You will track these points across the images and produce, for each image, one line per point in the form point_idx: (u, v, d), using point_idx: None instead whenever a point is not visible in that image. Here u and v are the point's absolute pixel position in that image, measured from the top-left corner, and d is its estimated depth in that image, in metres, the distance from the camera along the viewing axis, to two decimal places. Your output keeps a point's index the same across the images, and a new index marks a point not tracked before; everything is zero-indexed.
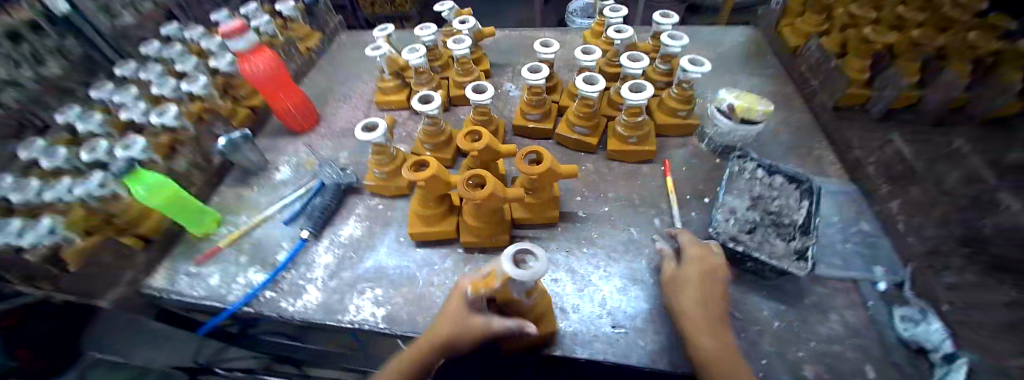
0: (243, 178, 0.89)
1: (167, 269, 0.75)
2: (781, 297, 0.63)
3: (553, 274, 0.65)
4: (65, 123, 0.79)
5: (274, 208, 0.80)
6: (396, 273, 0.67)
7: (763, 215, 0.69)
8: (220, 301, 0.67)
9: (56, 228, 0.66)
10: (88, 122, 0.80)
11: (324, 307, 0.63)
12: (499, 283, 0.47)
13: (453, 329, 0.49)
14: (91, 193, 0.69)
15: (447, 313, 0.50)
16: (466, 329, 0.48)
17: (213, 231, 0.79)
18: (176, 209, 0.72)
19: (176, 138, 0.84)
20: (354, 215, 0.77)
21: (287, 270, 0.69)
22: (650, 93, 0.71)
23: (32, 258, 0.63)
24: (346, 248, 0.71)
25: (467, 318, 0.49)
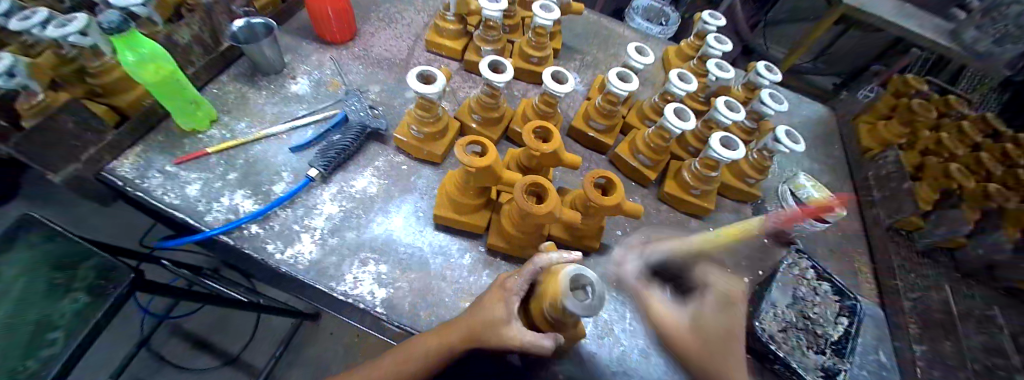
0: (252, 75, 0.75)
1: (139, 157, 0.63)
2: None
3: None
4: None
5: (281, 126, 0.67)
6: (405, 252, 0.58)
7: (799, 315, 0.65)
8: (194, 218, 0.57)
9: (16, 71, 0.52)
10: None
11: (315, 267, 0.54)
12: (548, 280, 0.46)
13: (479, 337, 0.45)
14: (67, 40, 0.55)
15: (482, 307, 0.47)
16: (492, 339, 0.45)
17: (204, 130, 0.67)
18: (167, 94, 0.60)
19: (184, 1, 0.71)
20: (372, 166, 0.65)
21: (283, 207, 0.59)
22: (741, 154, 0.64)
23: None
24: (356, 203, 0.61)
25: (498, 331, 0.45)
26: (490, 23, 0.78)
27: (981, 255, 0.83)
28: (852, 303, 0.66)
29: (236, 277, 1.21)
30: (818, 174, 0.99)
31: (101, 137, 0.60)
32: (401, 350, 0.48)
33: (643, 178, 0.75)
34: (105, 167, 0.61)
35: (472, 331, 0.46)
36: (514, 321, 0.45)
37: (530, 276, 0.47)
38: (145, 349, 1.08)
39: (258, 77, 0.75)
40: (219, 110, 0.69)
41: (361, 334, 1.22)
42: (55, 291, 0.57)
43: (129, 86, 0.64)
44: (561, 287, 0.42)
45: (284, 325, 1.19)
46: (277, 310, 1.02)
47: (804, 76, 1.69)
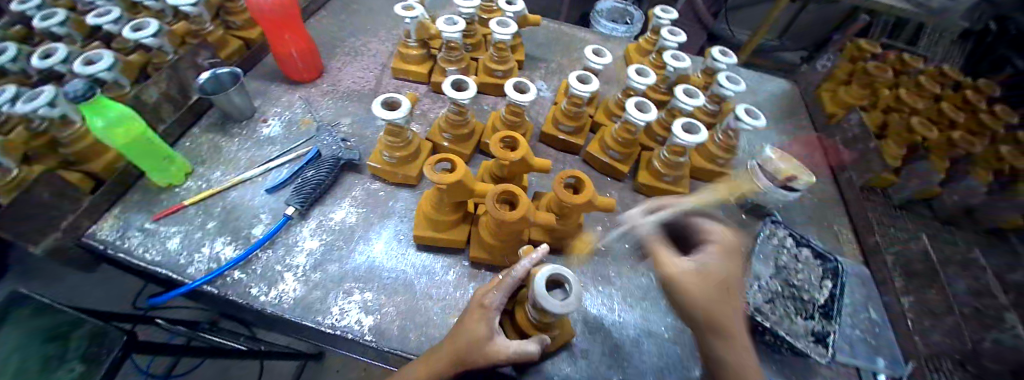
0: (223, 124, 0.76)
1: (116, 218, 0.64)
2: (789, 373, 0.62)
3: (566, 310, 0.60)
4: (41, 29, 0.72)
5: (254, 170, 0.68)
6: (390, 277, 0.59)
7: (784, 282, 0.66)
8: (177, 272, 0.57)
9: None
10: (48, 21, 0.72)
11: (301, 304, 0.55)
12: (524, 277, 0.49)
13: (467, 353, 0.45)
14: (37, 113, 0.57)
15: (466, 322, 0.48)
16: (481, 353, 0.45)
17: (180, 183, 0.68)
18: (137, 152, 0.60)
19: (148, 59, 0.74)
20: (349, 197, 0.66)
21: (263, 248, 0.60)
22: (703, 138, 0.66)
23: None
24: (336, 235, 0.62)
25: (486, 343, 0.46)
26: (452, 44, 0.81)
27: (957, 200, 0.87)
28: (833, 265, 0.68)
29: (235, 327, 1.20)
30: (789, 147, 1.02)
31: (76, 204, 0.60)
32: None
33: (618, 173, 0.77)
34: (85, 233, 0.61)
35: (459, 346, 0.46)
36: (496, 334, 0.47)
37: (511, 286, 0.49)
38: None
39: (229, 125, 0.76)
40: (194, 162, 0.70)
41: (368, 366, 1.21)
42: (49, 363, 0.60)
43: (99, 151, 0.64)
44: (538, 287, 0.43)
45: (291, 369, 1.18)
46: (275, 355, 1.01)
47: (770, 55, 1.74)
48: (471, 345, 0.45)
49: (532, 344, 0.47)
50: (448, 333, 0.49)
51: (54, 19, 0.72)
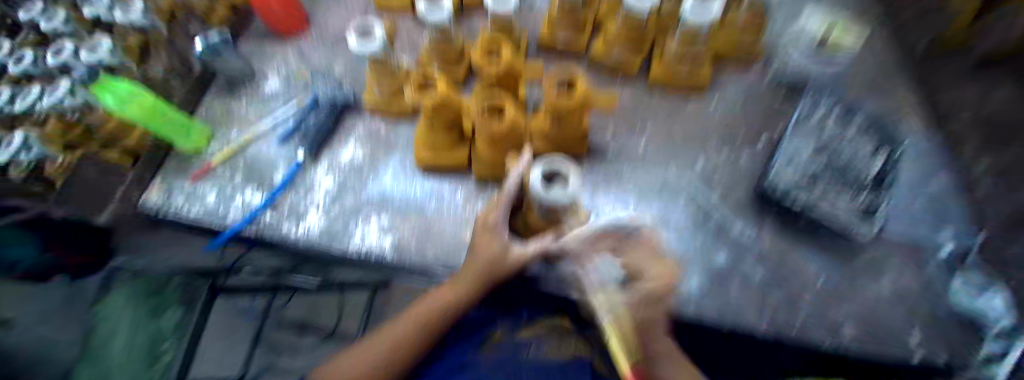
0: (228, 88, 0.77)
1: (162, 185, 0.69)
2: (833, 254, 0.57)
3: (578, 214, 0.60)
4: (52, 31, 0.78)
5: (265, 125, 0.71)
6: (401, 202, 0.61)
7: (829, 161, 0.55)
8: (218, 221, 0.63)
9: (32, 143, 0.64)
10: (53, 22, 0.77)
11: (328, 234, 0.59)
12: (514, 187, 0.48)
13: (488, 267, 0.47)
14: None
15: (481, 242, 0.49)
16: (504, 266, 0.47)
17: (205, 150, 0.72)
18: (157, 123, 0.65)
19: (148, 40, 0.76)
20: (353, 136, 0.67)
21: (286, 191, 0.63)
22: (718, 7, 0.59)
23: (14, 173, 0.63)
24: (347, 172, 0.64)
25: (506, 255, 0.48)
26: None
27: None
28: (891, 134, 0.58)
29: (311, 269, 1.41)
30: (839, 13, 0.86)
31: (125, 178, 0.68)
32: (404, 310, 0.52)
33: (627, 69, 0.71)
34: (138, 202, 0.67)
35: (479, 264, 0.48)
36: (511, 244, 0.49)
37: (511, 200, 0.49)
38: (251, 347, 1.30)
39: (233, 89, 0.77)
40: (212, 127, 0.74)
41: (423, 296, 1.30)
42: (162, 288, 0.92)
43: (126, 129, 0.68)
44: (533, 181, 0.41)
45: None
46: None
47: None
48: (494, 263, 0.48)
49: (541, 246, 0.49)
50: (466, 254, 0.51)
51: (58, 20, 0.77)
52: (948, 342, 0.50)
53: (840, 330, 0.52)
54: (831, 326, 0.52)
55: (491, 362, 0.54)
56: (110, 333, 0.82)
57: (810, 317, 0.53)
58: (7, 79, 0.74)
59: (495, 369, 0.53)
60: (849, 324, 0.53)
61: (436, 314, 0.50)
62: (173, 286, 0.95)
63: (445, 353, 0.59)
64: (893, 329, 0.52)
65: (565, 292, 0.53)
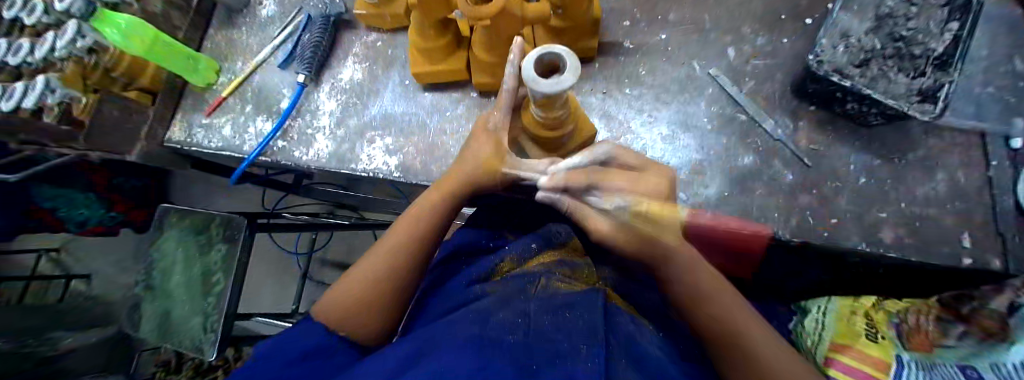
0: (228, 19, 0.76)
1: (182, 122, 0.72)
2: (881, 150, 0.52)
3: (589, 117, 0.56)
4: None
5: (265, 51, 0.69)
6: (404, 120, 0.59)
7: (892, 47, 0.49)
8: (238, 152, 0.66)
9: (52, 85, 0.62)
10: None
11: (337, 156, 0.60)
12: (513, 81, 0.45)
13: (482, 176, 0.48)
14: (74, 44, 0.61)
15: (474, 149, 0.49)
16: (496, 173, 0.48)
17: (214, 82, 0.73)
18: (162, 57, 0.65)
19: None
20: (351, 55, 0.65)
21: (293, 117, 0.63)
22: None
23: (49, 119, 0.64)
24: (349, 93, 0.62)
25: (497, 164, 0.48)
26: None
27: None
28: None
29: (349, 212, 1.60)
30: None
31: (145, 116, 0.69)
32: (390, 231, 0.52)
33: None
34: (162, 139, 0.72)
35: (471, 169, 0.49)
36: (507, 154, 0.49)
37: (511, 101, 0.47)
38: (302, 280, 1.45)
39: (234, 19, 0.76)
40: (218, 59, 0.74)
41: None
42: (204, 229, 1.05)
43: (140, 67, 0.70)
44: (527, 72, 0.37)
45: None
46: (370, 194, 1.37)
47: None
48: (486, 167, 0.48)
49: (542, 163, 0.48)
50: (455, 163, 0.51)
51: None
52: (1002, 242, 0.47)
53: (878, 231, 0.49)
54: (868, 228, 0.49)
55: (499, 292, 0.50)
56: (170, 269, 1.07)
57: (847, 218, 0.50)
58: (23, 33, 0.74)
59: (502, 296, 0.49)
60: (889, 224, 0.49)
61: (421, 229, 0.51)
62: (218, 224, 1.04)
63: (449, 284, 0.56)
64: (944, 228, 0.49)
65: None
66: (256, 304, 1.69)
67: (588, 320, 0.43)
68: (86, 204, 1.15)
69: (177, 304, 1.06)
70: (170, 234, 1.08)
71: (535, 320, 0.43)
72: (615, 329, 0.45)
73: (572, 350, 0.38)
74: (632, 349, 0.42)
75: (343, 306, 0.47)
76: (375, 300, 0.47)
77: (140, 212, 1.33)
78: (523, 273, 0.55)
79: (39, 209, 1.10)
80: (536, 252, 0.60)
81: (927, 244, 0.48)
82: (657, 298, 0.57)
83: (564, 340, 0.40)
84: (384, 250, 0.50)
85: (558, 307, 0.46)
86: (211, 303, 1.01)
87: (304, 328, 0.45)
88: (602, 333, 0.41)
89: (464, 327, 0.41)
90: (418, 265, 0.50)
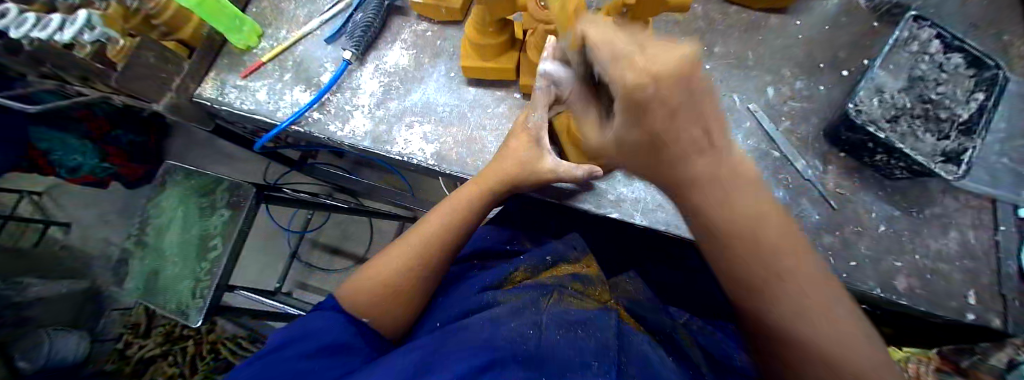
0: None
1: (215, 80, 0.72)
2: (900, 202, 0.54)
3: None
4: None
5: (312, 23, 0.70)
6: (445, 111, 0.60)
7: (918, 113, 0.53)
8: (270, 117, 0.65)
9: (94, 21, 0.61)
10: None
11: (372, 136, 0.60)
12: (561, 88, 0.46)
13: (523, 176, 0.49)
14: None
15: (512, 150, 0.50)
16: (532, 173, 0.49)
17: (255, 46, 0.72)
18: (204, 8, 0.65)
19: None
20: (400, 40, 0.65)
21: (332, 93, 0.63)
22: None
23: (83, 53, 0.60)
24: (392, 76, 0.63)
25: (534, 165, 0.49)
26: None
27: None
28: (993, 73, 0.50)
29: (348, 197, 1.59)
30: None
31: (180, 67, 0.69)
32: (417, 228, 0.52)
33: None
34: (194, 93, 0.71)
35: (511, 170, 0.49)
36: (546, 152, 0.49)
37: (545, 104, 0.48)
38: (293, 258, 1.42)
39: None
40: (262, 23, 0.74)
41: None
42: (209, 192, 1.03)
43: (185, 18, 0.69)
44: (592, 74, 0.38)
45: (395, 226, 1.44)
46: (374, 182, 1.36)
47: None
48: (521, 168, 0.49)
49: (579, 168, 0.48)
50: (491, 161, 0.52)
51: None
52: (1004, 303, 0.50)
53: (893, 278, 0.51)
54: (883, 274, 0.51)
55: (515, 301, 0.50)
56: (167, 227, 1.05)
57: (864, 262, 0.52)
58: None
59: (516, 305, 0.49)
60: (902, 273, 0.51)
61: (456, 223, 0.51)
62: (223, 189, 1.02)
63: (462, 286, 0.56)
64: (953, 284, 0.51)
65: (602, 211, 0.54)
66: (239, 277, 1.64)
67: (600, 338, 0.43)
68: (81, 152, 1.12)
69: (167, 266, 1.03)
70: (172, 192, 1.06)
71: (548, 332, 0.43)
72: (626, 347, 0.45)
73: (585, 366, 0.38)
74: (643, 367, 0.42)
75: (364, 296, 0.47)
76: (394, 296, 0.47)
77: (132, 170, 1.29)
78: (535, 284, 0.55)
79: (34, 151, 1.05)
80: (551, 264, 0.60)
81: (936, 297, 0.50)
82: (663, 322, 0.58)
83: (579, 355, 0.40)
84: (406, 248, 0.50)
85: (573, 322, 0.46)
86: (204, 268, 0.99)
87: (329, 315, 0.43)
88: (614, 354, 0.41)
89: (481, 334, 0.41)
90: (437, 265, 0.50)
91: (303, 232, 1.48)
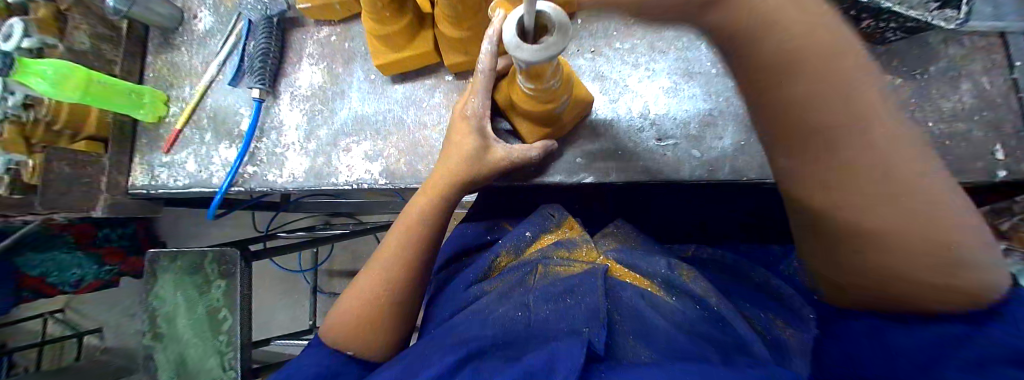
0: (166, 41, 0.68)
1: (142, 164, 0.65)
2: (897, 68, 0.47)
3: (590, 73, 0.51)
4: None
5: (212, 68, 0.62)
6: (378, 120, 0.54)
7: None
8: (207, 186, 0.60)
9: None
10: None
11: (313, 173, 0.55)
12: (484, 63, 0.39)
13: (473, 169, 0.43)
14: None
15: (453, 143, 0.44)
16: (482, 164, 0.43)
17: (166, 114, 0.66)
18: (104, 101, 0.59)
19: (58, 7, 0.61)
20: (307, 57, 0.58)
21: (257, 139, 0.57)
22: None
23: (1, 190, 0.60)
24: (311, 100, 0.57)
25: (483, 155, 0.43)
26: None
27: None
28: None
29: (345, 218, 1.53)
30: None
31: (101, 165, 0.63)
32: (382, 246, 0.47)
33: None
34: (128, 186, 0.65)
35: (458, 166, 0.43)
36: (492, 141, 0.44)
37: (488, 84, 0.41)
38: (315, 293, 1.42)
39: (171, 39, 0.67)
40: (163, 87, 0.67)
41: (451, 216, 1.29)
42: (197, 268, 1.00)
43: (81, 113, 0.62)
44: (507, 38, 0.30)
45: None
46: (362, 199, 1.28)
47: None
48: (469, 163, 0.43)
49: (531, 147, 0.44)
50: (438, 158, 0.46)
51: None
52: None
53: None
54: None
55: (493, 293, 0.47)
56: (174, 313, 1.03)
57: None
58: None
59: (501, 293, 0.47)
60: None
61: (418, 231, 0.46)
62: (210, 259, 0.98)
63: (449, 290, 0.53)
64: (974, 143, 0.45)
65: (575, 179, 0.48)
66: (272, 327, 1.67)
67: (589, 304, 0.41)
68: (76, 264, 1.04)
69: (190, 347, 1.02)
70: (164, 278, 1.03)
71: (536, 313, 0.42)
72: (616, 305, 0.42)
73: (572, 332, 0.37)
74: (637, 324, 0.40)
75: (344, 328, 0.45)
76: (373, 326, 0.44)
77: (138, 258, 1.18)
78: (517, 265, 0.50)
79: (26, 278, 0.98)
80: (532, 241, 0.53)
81: (960, 163, 0.44)
82: (661, 259, 0.46)
83: (566, 327, 0.39)
84: (371, 274, 0.46)
85: (559, 292, 0.43)
86: (224, 341, 0.98)
87: (313, 352, 0.44)
88: (604, 316, 0.39)
89: (467, 331, 0.41)
90: (407, 277, 0.45)
91: (316, 266, 1.47)
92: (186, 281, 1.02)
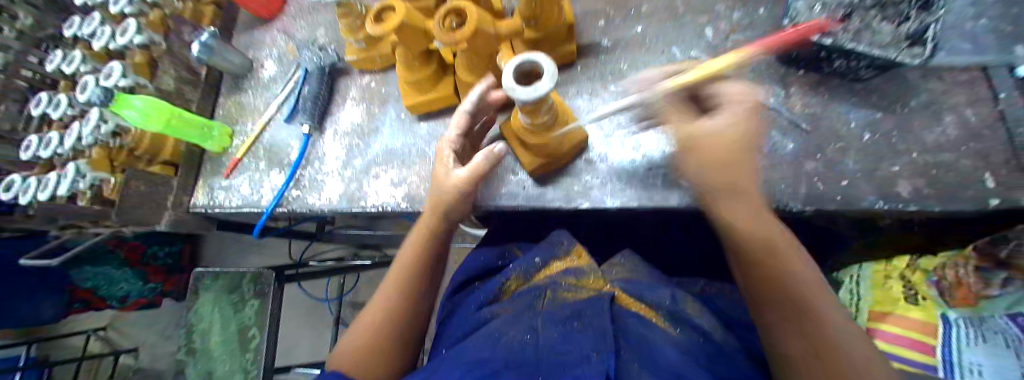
0: (237, 83, 0.81)
1: (204, 186, 0.77)
2: (876, 103, 0.50)
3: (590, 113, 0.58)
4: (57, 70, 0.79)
5: (271, 109, 0.74)
6: (405, 152, 0.62)
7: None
8: (256, 207, 0.69)
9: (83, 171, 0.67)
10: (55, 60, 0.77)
11: (346, 196, 0.63)
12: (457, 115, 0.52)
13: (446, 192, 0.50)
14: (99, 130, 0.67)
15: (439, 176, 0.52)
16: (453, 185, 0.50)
17: (228, 145, 0.78)
18: (178, 131, 0.70)
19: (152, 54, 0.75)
20: (350, 98, 0.69)
21: (303, 167, 0.67)
22: None
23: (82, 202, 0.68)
24: (351, 135, 0.66)
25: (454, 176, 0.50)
26: None
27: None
28: None
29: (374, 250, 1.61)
30: None
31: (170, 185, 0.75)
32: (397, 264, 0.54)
33: None
34: (189, 205, 0.77)
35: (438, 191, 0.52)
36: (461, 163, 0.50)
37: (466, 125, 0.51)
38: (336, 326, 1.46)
39: (242, 83, 0.81)
40: (231, 123, 0.79)
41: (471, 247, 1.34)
42: (234, 288, 1.09)
43: (159, 139, 0.73)
44: (506, 83, 0.38)
45: None
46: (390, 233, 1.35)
47: None
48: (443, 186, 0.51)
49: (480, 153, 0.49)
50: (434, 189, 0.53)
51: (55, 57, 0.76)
52: None
53: (895, 186, 0.46)
54: (883, 185, 0.46)
55: (504, 314, 0.49)
56: (208, 329, 1.10)
57: (859, 177, 0.47)
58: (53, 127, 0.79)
59: (513, 315, 0.48)
60: (904, 179, 0.46)
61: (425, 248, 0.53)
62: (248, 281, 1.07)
63: (462, 313, 0.57)
64: (963, 172, 0.45)
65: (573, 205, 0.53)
66: (294, 356, 1.72)
67: (596, 330, 0.40)
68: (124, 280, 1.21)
69: (217, 365, 1.10)
70: (205, 296, 1.11)
71: (544, 335, 0.41)
72: (624, 334, 0.41)
73: (584, 359, 0.35)
74: (644, 352, 0.38)
75: (361, 353, 0.47)
76: (385, 351, 0.48)
77: (175, 276, 1.34)
78: (527, 289, 0.54)
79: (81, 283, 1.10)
80: (541, 266, 0.57)
81: (948, 191, 0.45)
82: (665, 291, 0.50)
83: (577, 351, 0.37)
84: (387, 293, 0.52)
85: (565, 317, 0.44)
86: (250, 358, 1.06)
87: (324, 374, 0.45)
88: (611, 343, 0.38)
89: (478, 354, 0.40)
90: (413, 297, 0.51)
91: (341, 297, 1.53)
92: (225, 300, 1.10)
